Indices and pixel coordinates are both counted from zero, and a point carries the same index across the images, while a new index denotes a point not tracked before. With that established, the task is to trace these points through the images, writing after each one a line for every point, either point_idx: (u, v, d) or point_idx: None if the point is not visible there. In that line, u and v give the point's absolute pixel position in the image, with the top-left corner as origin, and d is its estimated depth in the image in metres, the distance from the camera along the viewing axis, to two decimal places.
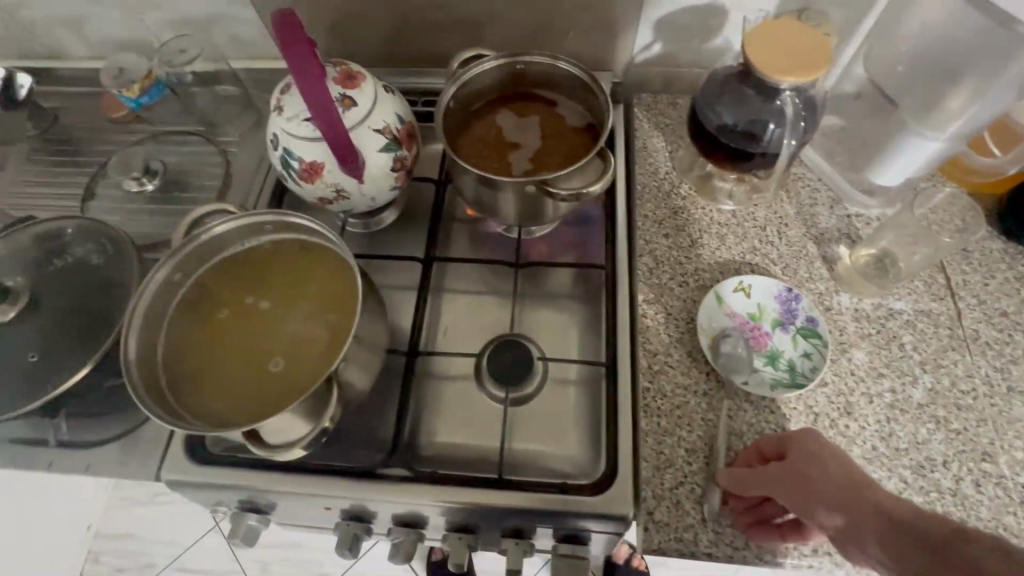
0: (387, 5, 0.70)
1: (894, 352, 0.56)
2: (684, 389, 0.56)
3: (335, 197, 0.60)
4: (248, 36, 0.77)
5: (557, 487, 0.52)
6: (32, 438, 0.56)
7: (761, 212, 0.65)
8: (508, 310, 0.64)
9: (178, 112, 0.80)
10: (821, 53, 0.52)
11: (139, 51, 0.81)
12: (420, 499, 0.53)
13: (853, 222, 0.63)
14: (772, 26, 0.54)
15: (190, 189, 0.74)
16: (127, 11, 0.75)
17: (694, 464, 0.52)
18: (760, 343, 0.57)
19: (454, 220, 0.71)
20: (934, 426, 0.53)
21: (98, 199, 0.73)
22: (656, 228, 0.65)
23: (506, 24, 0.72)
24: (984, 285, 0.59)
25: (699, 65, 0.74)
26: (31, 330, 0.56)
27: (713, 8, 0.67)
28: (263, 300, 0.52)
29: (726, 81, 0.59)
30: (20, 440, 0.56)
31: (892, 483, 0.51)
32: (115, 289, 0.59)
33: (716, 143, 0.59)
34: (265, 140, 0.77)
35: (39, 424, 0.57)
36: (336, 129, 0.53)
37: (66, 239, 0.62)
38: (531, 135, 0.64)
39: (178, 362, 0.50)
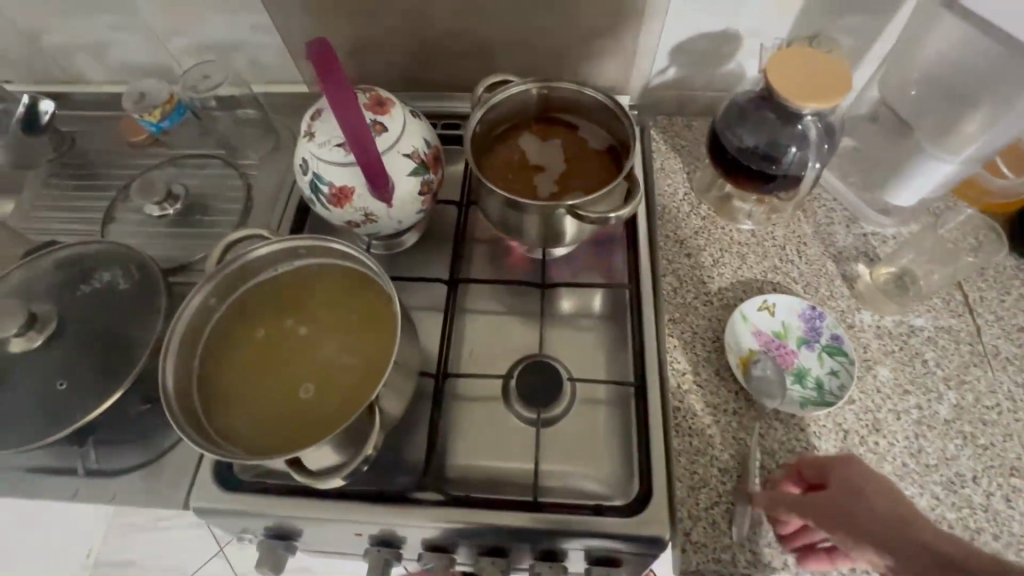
0: (410, 32, 0.72)
1: (917, 368, 0.57)
2: (714, 408, 0.56)
3: (362, 220, 0.61)
4: (270, 61, 0.78)
5: (591, 508, 0.52)
6: (63, 466, 0.56)
7: (780, 232, 0.66)
8: (534, 331, 0.64)
9: (198, 136, 0.81)
10: (839, 80, 0.54)
11: (160, 76, 0.82)
12: (455, 523, 0.52)
13: (870, 241, 0.65)
14: (788, 54, 0.56)
15: (211, 212, 0.74)
16: (151, 37, 0.76)
17: (728, 484, 0.52)
18: (787, 362, 0.58)
19: (476, 241, 0.71)
20: (962, 441, 0.54)
21: (119, 222, 0.73)
22: (678, 248, 0.66)
23: (526, 49, 0.73)
24: (1001, 301, 0.60)
25: (712, 88, 0.76)
26: (59, 358, 0.56)
27: (727, 35, 0.69)
28: (299, 326, 0.52)
29: (746, 106, 0.61)
30: (52, 469, 0.56)
31: (924, 499, 0.51)
32: (142, 315, 0.58)
33: (737, 165, 0.61)
34: (286, 164, 0.77)
35: (67, 453, 0.56)
36: (370, 154, 0.54)
37: (90, 265, 0.62)
38: (555, 159, 0.65)
39: (215, 388, 0.49)
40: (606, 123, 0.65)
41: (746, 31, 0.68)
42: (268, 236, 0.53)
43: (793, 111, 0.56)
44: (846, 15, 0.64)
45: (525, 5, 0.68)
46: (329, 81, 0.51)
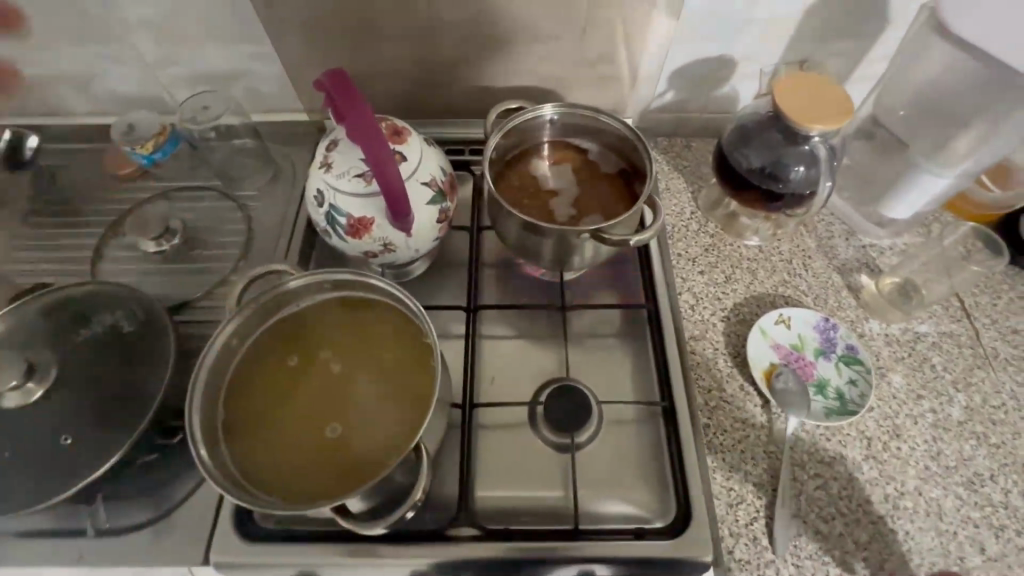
0: (415, 60, 0.72)
1: (927, 373, 0.60)
2: (742, 423, 0.57)
3: (380, 250, 0.59)
4: (268, 90, 0.77)
5: (632, 532, 0.52)
6: (69, 527, 0.52)
7: (786, 247, 0.69)
8: (555, 354, 0.64)
9: (190, 167, 0.78)
10: (839, 102, 0.57)
11: (149, 106, 0.79)
12: (495, 558, 0.51)
13: (869, 252, 0.68)
14: (799, 79, 0.59)
15: (210, 246, 0.71)
16: (142, 67, 0.73)
17: (762, 498, 0.53)
18: (807, 373, 0.59)
19: (489, 266, 0.71)
20: (976, 441, 0.56)
21: (110, 261, 0.70)
22: (691, 266, 0.68)
23: (530, 76, 0.74)
24: (994, 305, 0.64)
25: (709, 110, 0.78)
26: (61, 410, 0.52)
27: (723, 60, 0.71)
28: (332, 363, 0.51)
29: (754, 127, 0.63)
30: (56, 531, 0.52)
31: (949, 500, 0.53)
32: (150, 359, 0.55)
33: (748, 184, 0.63)
34: (287, 193, 0.75)
35: (75, 512, 0.53)
36: (395, 178, 0.52)
37: (90, 308, 0.59)
38: (568, 183, 0.66)
39: (245, 429, 0.48)
40: (616, 147, 0.66)
41: (742, 56, 0.71)
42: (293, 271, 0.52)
43: (801, 132, 0.58)
44: (835, 41, 0.68)
45: (531, 34, 0.69)
46: (353, 103, 0.50)
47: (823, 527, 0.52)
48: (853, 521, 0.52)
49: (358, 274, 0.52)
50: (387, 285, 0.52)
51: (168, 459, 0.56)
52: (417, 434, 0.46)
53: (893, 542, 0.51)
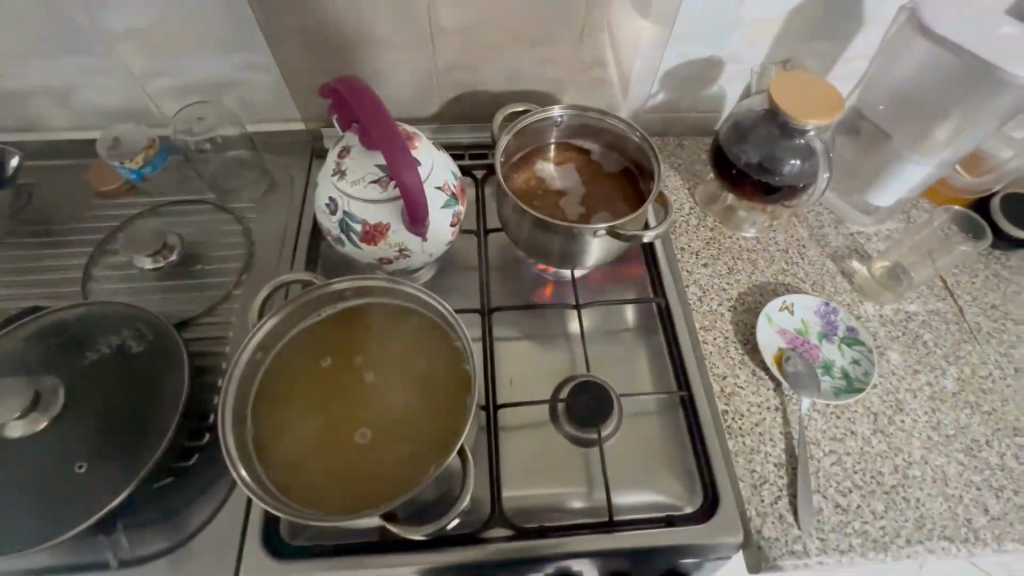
0: (413, 66, 0.72)
1: (920, 349, 0.64)
2: (758, 406, 0.59)
3: (396, 256, 0.59)
4: (261, 100, 0.75)
5: (664, 520, 0.53)
6: (87, 560, 0.50)
7: (781, 237, 0.72)
8: (572, 351, 0.65)
9: (181, 181, 0.76)
10: (828, 97, 0.61)
11: (134, 119, 0.76)
12: (533, 555, 0.51)
13: (857, 239, 0.72)
14: (790, 78, 0.62)
15: (209, 260, 0.69)
16: (127, 79, 0.71)
17: (783, 477, 0.55)
18: (813, 356, 0.62)
19: (498, 268, 0.71)
20: (970, 410, 0.60)
21: (103, 280, 0.67)
22: (696, 259, 0.70)
23: (527, 80, 0.76)
24: (973, 283, 0.69)
25: (698, 110, 0.81)
26: (72, 437, 0.50)
27: (712, 61, 0.74)
28: (364, 373, 0.52)
29: (749, 123, 0.66)
30: (72, 565, 0.50)
31: (952, 466, 0.57)
32: (163, 379, 0.53)
33: (747, 178, 0.66)
34: (286, 203, 0.74)
35: (92, 544, 0.51)
36: (415, 175, 0.51)
37: (92, 331, 0.56)
38: (574, 183, 0.67)
39: (276, 441, 0.48)
40: (619, 147, 0.68)
41: (729, 58, 0.74)
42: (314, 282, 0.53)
43: (794, 127, 0.61)
44: (816, 42, 0.72)
45: (530, 39, 0.70)
46: (368, 107, 0.50)
47: (842, 500, 0.54)
48: (868, 493, 0.55)
49: (382, 281, 0.52)
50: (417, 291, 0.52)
51: (186, 481, 0.54)
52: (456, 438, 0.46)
53: (906, 510, 0.54)
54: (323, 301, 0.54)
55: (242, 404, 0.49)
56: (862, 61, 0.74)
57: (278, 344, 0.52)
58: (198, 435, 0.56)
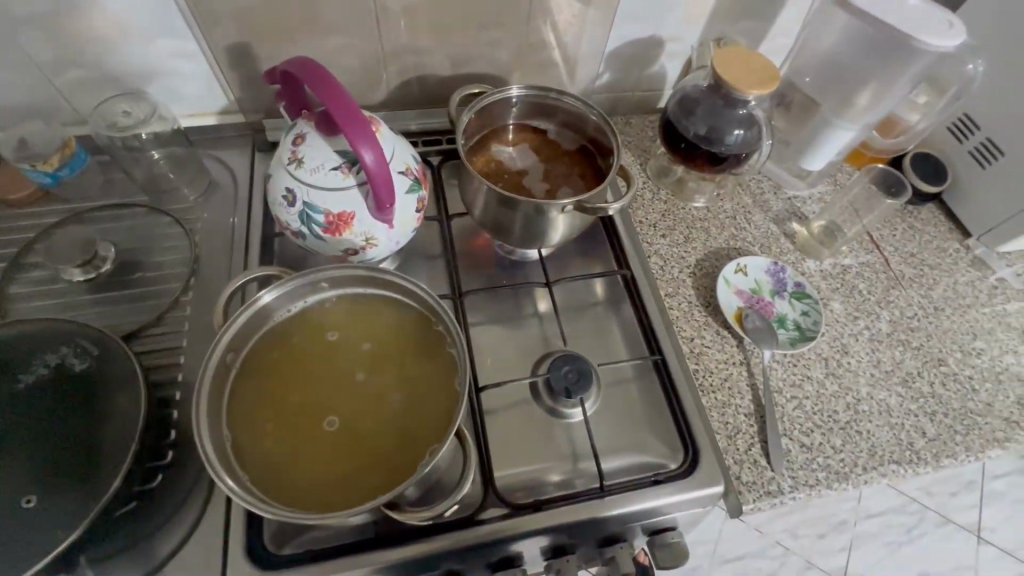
0: (358, 51, 0.69)
1: (857, 297, 0.70)
2: (725, 362, 0.63)
3: (362, 246, 0.57)
4: (191, 92, 0.69)
5: (651, 479, 0.55)
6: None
7: (728, 205, 0.76)
8: (547, 329, 0.66)
9: (106, 184, 0.69)
10: (763, 67, 0.65)
11: (39, 117, 0.68)
12: (531, 530, 0.52)
13: (794, 203, 0.78)
14: (730, 52, 0.66)
15: (147, 267, 0.63)
16: (30, 72, 0.63)
17: (754, 425, 0.59)
18: (769, 312, 0.67)
19: (464, 253, 0.71)
20: (903, 347, 0.67)
21: (25, 298, 0.60)
22: (654, 231, 0.73)
23: (477, 64, 0.75)
24: (895, 235, 0.76)
25: (642, 89, 0.84)
26: (12, 471, 0.44)
27: (653, 40, 0.77)
28: (349, 366, 0.50)
29: (694, 97, 0.70)
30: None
31: (894, 398, 0.63)
32: (115, 396, 0.49)
33: (696, 150, 0.69)
34: (231, 201, 0.69)
35: None
36: (378, 155, 0.49)
37: (23, 351, 0.50)
38: (534, 164, 0.68)
39: (259, 444, 0.46)
40: (575, 126, 0.69)
41: (668, 37, 0.77)
42: (286, 275, 0.51)
43: (735, 96, 0.65)
44: (745, 21, 0.76)
45: (478, 21, 0.69)
46: (326, 86, 0.48)
47: (806, 439, 0.59)
48: (827, 430, 0.60)
49: (362, 267, 0.51)
50: (397, 279, 0.51)
51: (152, 504, 0.50)
52: (452, 420, 0.45)
53: (860, 441, 0.60)
54: (299, 296, 0.51)
55: (216, 410, 0.46)
56: (786, 38, 0.79)
57: (255, 345, 0.50)
58: (161, 454, 0.52)
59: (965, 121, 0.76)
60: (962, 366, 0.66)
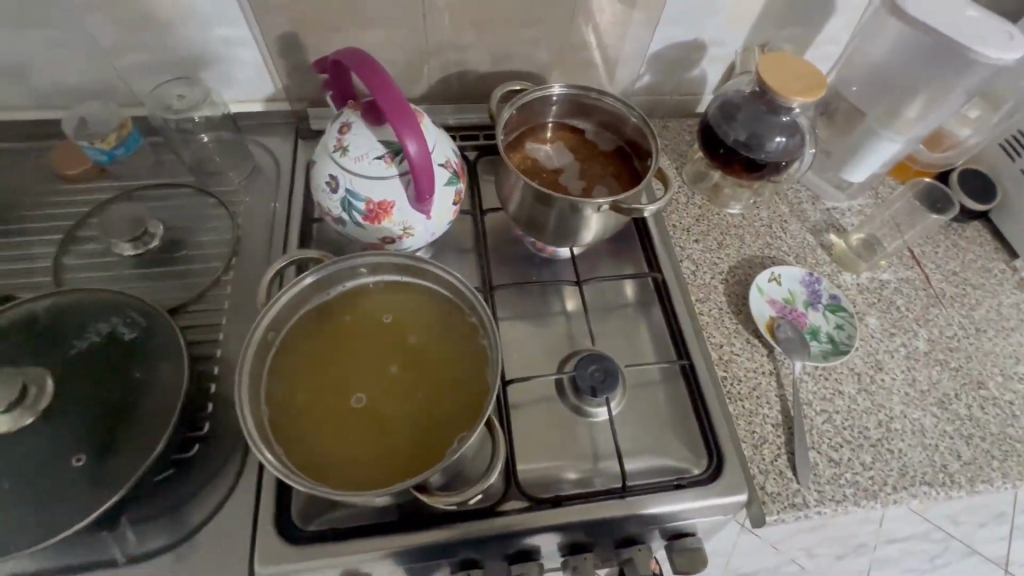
0: (403, 44, 0.70)
1: (894, 313, 0.69)
2: (754, 371, 0.63)
3: (399, 235, 0.58)
4: (242, 79, 0.72)
5: (673, 483, 0.55)
6: (95, 558, 0.48)
7: (765, 213, 0.75)
8: (575, 328, 0.66)
9: (158, 165, 0.72)
10: (810, 75, 0.64)
11: (99, 98, 0.71)
12: (552, 524, 0.52)
13: (833, 214, 0.76)
14: (778, 58, 0.65)
15: (192, 246, 0.65)
16: (94, 54, 0.66)
17: (781, 437, 0.59)
18: (801, 323, 0.66)
19: (496, 248, 0.71)
20: (941, 367, 0.65)
21: (79, 269, 0.62)
22: (687, 235, 0.72)
23: (518, 61, 0.75)
24: (937, 252, 0.74)
25: (681, 92, 0.83)
26: (64, 431, 0.47)
27: (696, 44, 0.76)
28: (383, 352, 0.51)
29: (736, 102, 0.69)
30: (77, 566, 0.47)
31: (928, 419, 0.61)
32: (159, 366, 0.51)
33: (735, 156, 0.68)
34: (274, 187, 0.71)
35: (97, 541, 0.48)
36: (423, 147, 0.50)
37: (78, 318, 0.53)
38: (570, 162, 0.68)
39: (294, 421, 0.47)
40: (613, 127, 0.69)
41: (711, 41, 0.76)
42: (327, 259, 0.52)
43: (779, 103, 0.64)
44: (792, 27, 0.75)
45: (522, 19, 0.70)
46: (375, 76, 0.49)
47: (834, 454, 0.58)
48: (857, 447, 0.59)
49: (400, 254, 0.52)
50: (434, 268, 0.52)
51: (189, 473, 0.52)
52: (483, 410, 0.46)
53: (891, 460, 0.58)
54: (338, 280, 0.53)
55: (255, 385, 0.47)
56: (833, 46, 0.78)
57: (293, 324, 0.51)
58: (198, 425, 0.54)
59: (1016, 139, 0.74)
60: (1002, 391, 0.64)
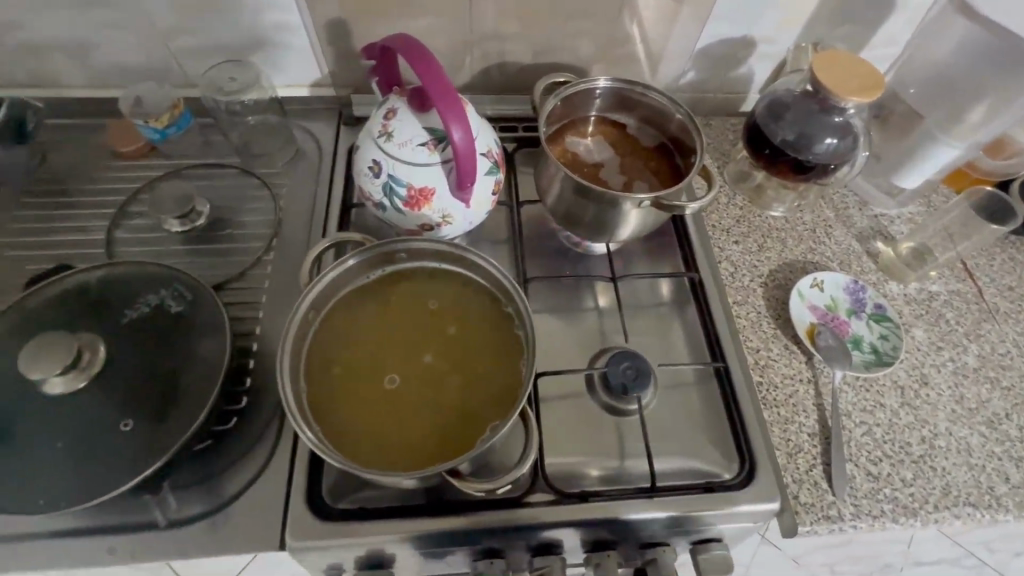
0: (447, 33, 0.70)
1: (943, 327, 0.66)
2: (791, 378, 0.61)
3: (437, 223, 0.58)
4: (290, 64, 0.73)
5: (703, 486, 0.54)
6: (136, 520, 0.50)
7: (809, 217, 0.73)
8: (608, 325, 0.65)
9: (205, 145, 0.74)
10: (867, 74, 0.61)
11: (153, 79, 0.73)
12: (578, 519, 0.52)
13: (880, 221, 0.74)
14: (836, 56, 0.63)
15: (236, 225, 0.67)
16: (150, 35, 0.68)
17: (817, 446, 0.57)
18: (843, 331, 0.64)
19: (531, 240, 0.71)
20: (991, 386, 0.62)
21: (130, 243, 0.65)
22: (727, 236, 0.71)
23: (561, 53, 0.75)
24: (991, 265, 0.71)
25: (725, 90, 0.81)
26: (112, 396, 0.49)
27: (745, 40, 0.74)
28: (418, 338, 0.51)
29: (785, 102, 0.68)
30: (119, 526, 0.49)
31: (976, 438, 0.59)
32: (203, 339, 0.53)
33: (781, 156, 0.66)
34: (316, 171, 0.72)
35: (139, 504, 0.50)
36: (467, 134, 0.50)
37: (129, 289, 0.55)
38: (611, 157, 0.67)
39: (330, 400, 0.48)
40: (657, 123, 0.68)
41: (761, 38, 0.74)
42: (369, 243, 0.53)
43: (832, 102, 0.62)
44: (847, 25, 0.73)
45: (568, 10, 0.69)
46: (424, 63, 0.49)
47: (873, 468, 0.56)
48: (897, 462, 0.57)
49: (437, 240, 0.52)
50: (473, 256, 0.52)
51: (226, 444, 0.54)
52: (517, 401, 0.46)
53: (933, 478, 0.56)
54: (377, 263, 0.54)
55: (294, 362, 0.48)
56: (889, 46, 0.75)
57: (333, 305, 0.52)
58: (236, 399, 0.55)
59: None
60: None
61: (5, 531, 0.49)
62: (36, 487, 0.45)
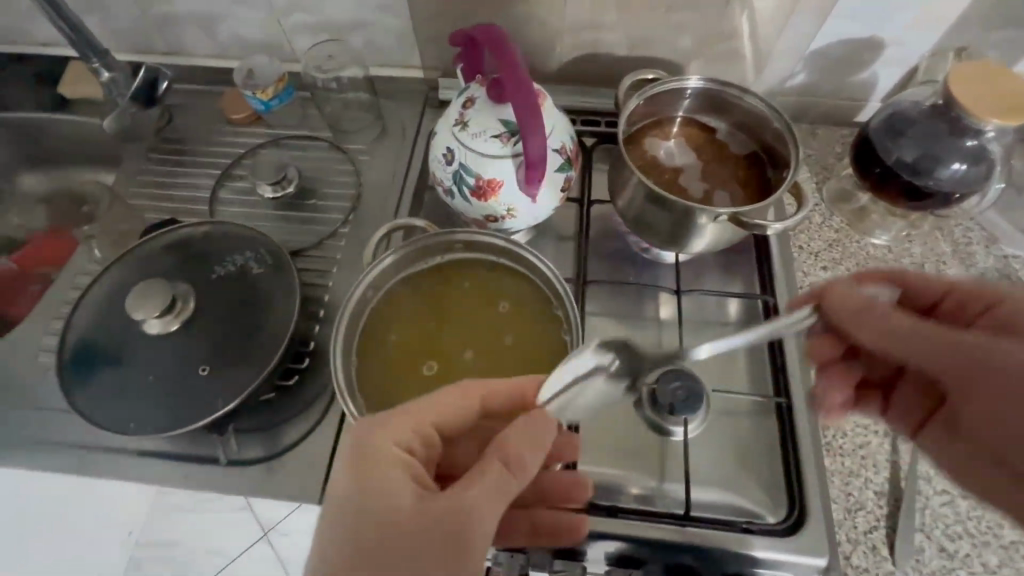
0: (539, 21, 0.69)
1: None
2: (865, 428, 0.56)
3: (502, 215, 0.58)
4: (385, 44, 0.76)
5: (740, 526, 0.50)
6: (205, 453, 0.56)
7: (918, 249, 0.65)
8: (665, 338, 0.62)
9: (302, 117, 0.79)
10: (1017, 91, 0.52)
11: (265, 52, 0.79)
12: (604, 533, 0.51)
13: (1010, 263, 0.64)
14: (981, 68, 0.54)
15: (322, 195, 0.71)
16: (265, 12, 0.73)
17: (884, 507, 0.52)
18: None
19: (597, 241, 0.69)
20: None
21: (228, 203, 0.71)
22: (815, 260, 0.65)
23: (656, 47, 0.71)
24: None
25: (841, 97, 0.73)
26: (198, 342, 0.55)
27: (871, 42, 0.65)
28: (465, 332, 0.53)
29: (910, 115, 0.59)
30: (191, 455, 0.56)
31: None
32: (276, 301, 0.57)
33: (893, 178, 0.59)
34: (396, 150, 0.75)
35: (208, 440, 0.56)
36: (541, 133, 0.49)
37: (220, 248, 0.60)
38: (694, 162, 0.63)
39: (374, 376, 0.50)
40: (751, 129, 0.63)
41: (891, 41, 0.65)
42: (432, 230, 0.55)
43: (966, 122, 0.54)
44: (1007, 29, 0.62)
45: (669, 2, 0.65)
46: (507, 58, 0.49)
47: (949, 545, 0.51)
48: (982, 543, 0.51)
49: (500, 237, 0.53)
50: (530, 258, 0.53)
51: (286, 399, 0.58)
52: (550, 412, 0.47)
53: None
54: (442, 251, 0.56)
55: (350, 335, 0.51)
56: None
57: (391, 286, 0.54)
58: (300, 358, 0.60)
59: None
60: None
61: (102, 442, 0.57)
62: (129, 411, 0.52)
